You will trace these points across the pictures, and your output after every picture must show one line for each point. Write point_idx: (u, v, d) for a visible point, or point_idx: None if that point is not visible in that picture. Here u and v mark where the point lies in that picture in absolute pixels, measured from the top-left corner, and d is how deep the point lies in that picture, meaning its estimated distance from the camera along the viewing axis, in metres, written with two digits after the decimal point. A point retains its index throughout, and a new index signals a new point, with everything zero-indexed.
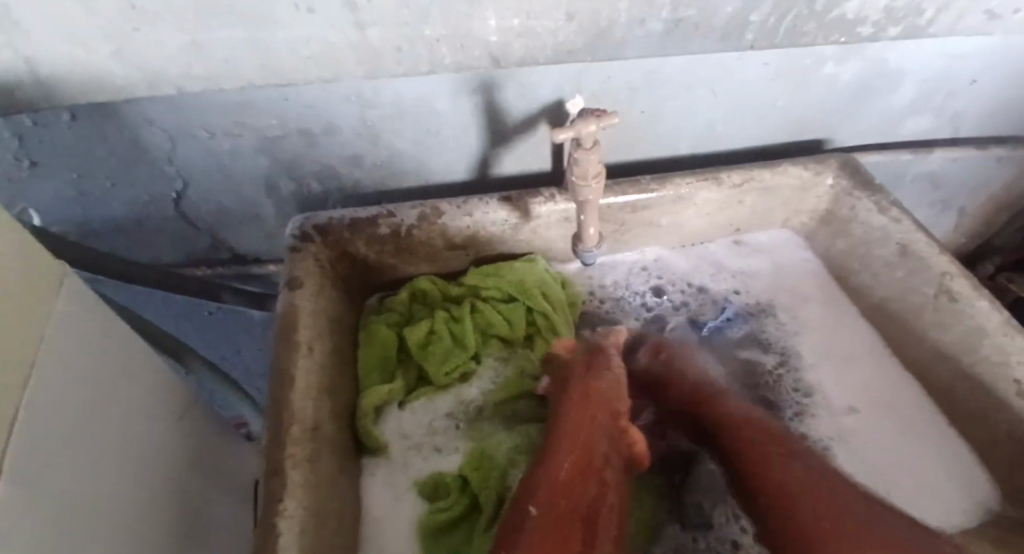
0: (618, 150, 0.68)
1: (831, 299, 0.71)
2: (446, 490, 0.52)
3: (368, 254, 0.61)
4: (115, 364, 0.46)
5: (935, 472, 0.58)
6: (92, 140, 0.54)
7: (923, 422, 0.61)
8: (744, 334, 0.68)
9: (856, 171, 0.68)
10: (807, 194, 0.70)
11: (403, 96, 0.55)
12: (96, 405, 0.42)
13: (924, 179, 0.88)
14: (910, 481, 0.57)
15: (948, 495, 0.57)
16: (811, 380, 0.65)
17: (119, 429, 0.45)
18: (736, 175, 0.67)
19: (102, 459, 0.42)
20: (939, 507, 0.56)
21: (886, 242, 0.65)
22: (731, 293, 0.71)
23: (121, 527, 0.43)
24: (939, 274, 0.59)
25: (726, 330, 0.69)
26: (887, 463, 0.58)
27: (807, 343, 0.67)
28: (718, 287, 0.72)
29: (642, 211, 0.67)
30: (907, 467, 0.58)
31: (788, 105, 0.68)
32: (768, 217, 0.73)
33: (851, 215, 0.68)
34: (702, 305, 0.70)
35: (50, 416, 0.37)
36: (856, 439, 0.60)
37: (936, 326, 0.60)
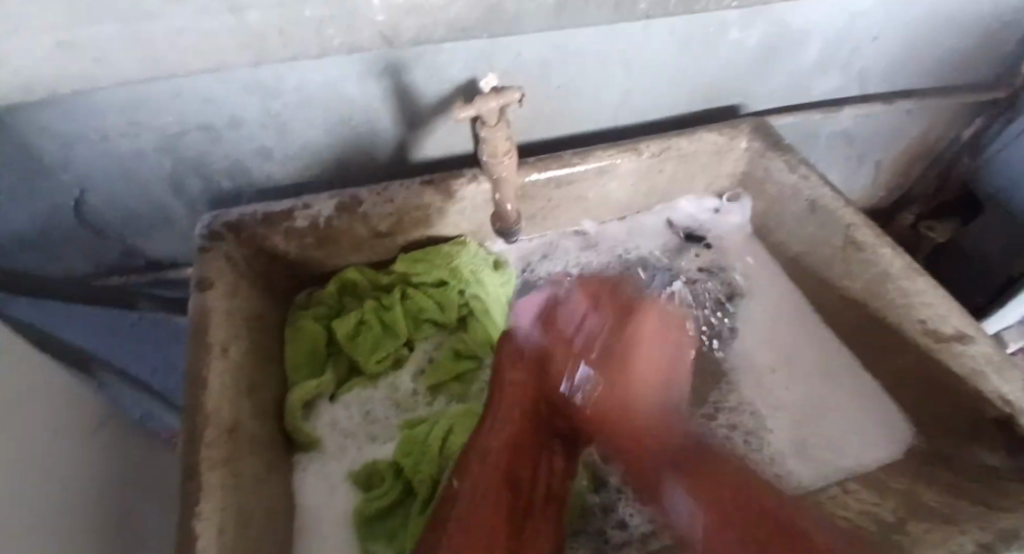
0: (536, 127, 0.68)
1: (756, 257, 0.74)
2: (380, 479, 0.52)
3: (288, 249, 0.60)
4: (9, 384, 0.44)
5: (849, 417, 0.62)
6: None
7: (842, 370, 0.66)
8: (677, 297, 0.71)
9: (767, 133, 0.70)
10: (724, 159, 0.71)
11: (306, 82, 0.53)
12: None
13: (838, 137, 0.92)
14: (825, 427, 0.62)
15: (861, 437, 0.61)
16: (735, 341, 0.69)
17: (22, 452, 0.43)
18: (655, 143, 0.68)
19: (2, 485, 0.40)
20: (851, 449, 0.60)
21: (796, 200, 0.67)
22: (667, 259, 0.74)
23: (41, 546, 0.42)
24: (846, 226, 0.62)
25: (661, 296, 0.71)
26: (804, 413, 0.63)
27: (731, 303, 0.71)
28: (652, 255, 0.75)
29: (565, 185, 0.68)
30: (824, 414, 0.63)
31: (699, 72, 0.69)
32: (690, 183, 0.74)
33: (765, 175, 0.70)
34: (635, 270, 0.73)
35: None
36: (774, 395, 0.65)
37: (845, 275, 0.63)
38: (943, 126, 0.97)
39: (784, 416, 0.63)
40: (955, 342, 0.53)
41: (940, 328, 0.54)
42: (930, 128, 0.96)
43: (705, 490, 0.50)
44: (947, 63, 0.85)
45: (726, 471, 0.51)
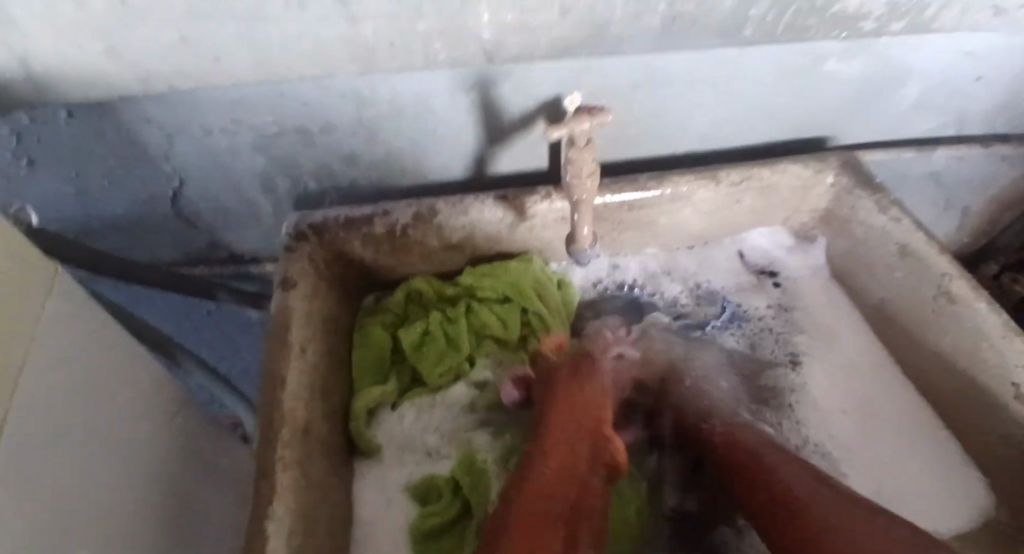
0: (616, 149, 0.67)
1: (831, 299, 0.70)
2: (437, 494, 0.51)
3: (363, 254, 0.61)
4: (104, 363, 0.45)
5: (932, 478, 0.58)
6: (88, 138, 0.54)
7: (921, 425, 0.61)
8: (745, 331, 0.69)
9: (857, 170, 0.67)
10: (808, 193, 0.69)
11: (399, 93, 0.54)
12: (86, 404, 0.42)
13: (926, 179, 0.87)
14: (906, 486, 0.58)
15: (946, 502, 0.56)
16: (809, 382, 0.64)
17: (110, 428, 0.45)
18: (736, 173, 0.67)
19: (90, 460, 0.42)
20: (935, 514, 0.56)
21: (886, 242, 0.64)
22: (734, 289, 0.72)
23: (117, 522, 0.43)
24: (942, 274, 0.58)
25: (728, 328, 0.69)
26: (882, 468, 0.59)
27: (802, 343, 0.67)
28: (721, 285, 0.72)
29: (640, 210, 0.66)
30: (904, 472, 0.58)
31: (789, 104, 0.67)
32: (768, 216, 0.72)
33: (852, 214, 0.67)
34: (705, 301, 0.71)
35: (39, 418, 0.37)
36: (850, 447, 0.60)
37: (938, 326, 0.59)
38: None
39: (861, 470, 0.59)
40: None
41: None
42: None
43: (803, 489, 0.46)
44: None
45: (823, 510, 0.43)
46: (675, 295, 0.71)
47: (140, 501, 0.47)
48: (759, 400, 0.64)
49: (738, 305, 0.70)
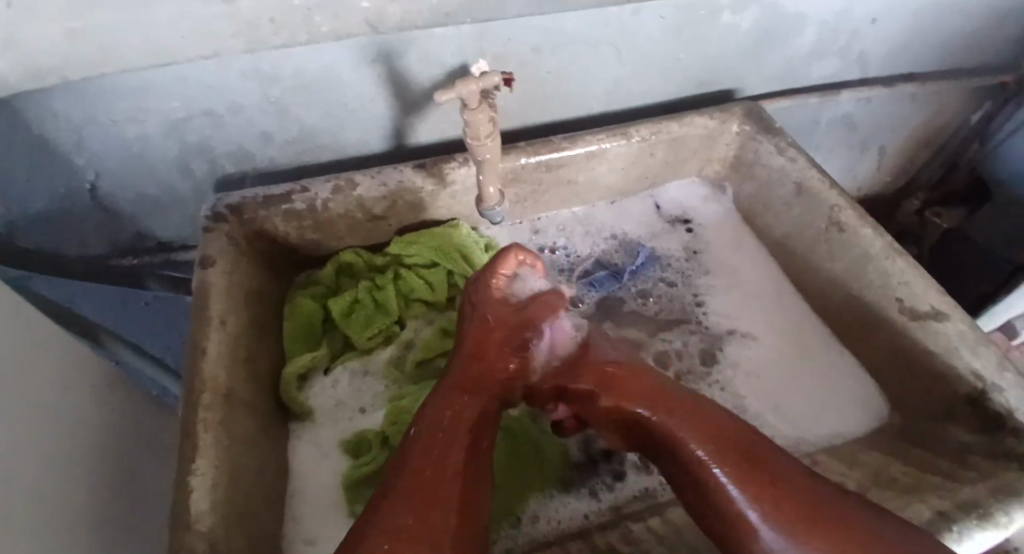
0: (529, 112, 0.70)
1: (742, 239, 0.73)
2: (369, 446, 0.55)
3: (286, 230, 0.63)
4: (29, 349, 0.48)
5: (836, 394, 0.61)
6: None
7: (823, 348, 0.64)
8: (660, 271, 0.71)
9: (758, 117, 0.71)
10: (716, 143, 0.72)
11: (303, 68, 0.56)
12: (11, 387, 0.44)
13: (837, 122, 0.91)
14: (814, 401, 0.60)
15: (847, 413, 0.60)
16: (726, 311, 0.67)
17: (39, 410, 0.47)
18: (645, 128, 0.70)
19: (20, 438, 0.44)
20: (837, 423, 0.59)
21: (785, 183, 0.68)
22: (648, 236, 0.74)
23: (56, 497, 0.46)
24: (831, 209, 0.63)
25: (643, 271, 0.71)
26: (793, 386, 0.61)
27: (717, 282, 0.70)
28: (637, 232, 0.75)
29: (556, 169, 0.69)
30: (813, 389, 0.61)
31: (692, 57, 0.70)
32: (682, 168, 0.76)
33: (755, 159, 0.71)
34: (623, 250, 0.73)
35: None
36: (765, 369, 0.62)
37: (829, 257, 0.63)
38: (950, 109, 0.96)
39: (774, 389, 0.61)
40: (933, 320, 0.53)
41: (919, 307, 0.54)
42: (934, 112, 0.96)
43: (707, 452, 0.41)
44: (949, 45, 0.84)
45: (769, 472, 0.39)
46: (596, 248, 0.73)
47: (78, 476, 0.49)
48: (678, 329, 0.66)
49: (654, 249, 0.73)
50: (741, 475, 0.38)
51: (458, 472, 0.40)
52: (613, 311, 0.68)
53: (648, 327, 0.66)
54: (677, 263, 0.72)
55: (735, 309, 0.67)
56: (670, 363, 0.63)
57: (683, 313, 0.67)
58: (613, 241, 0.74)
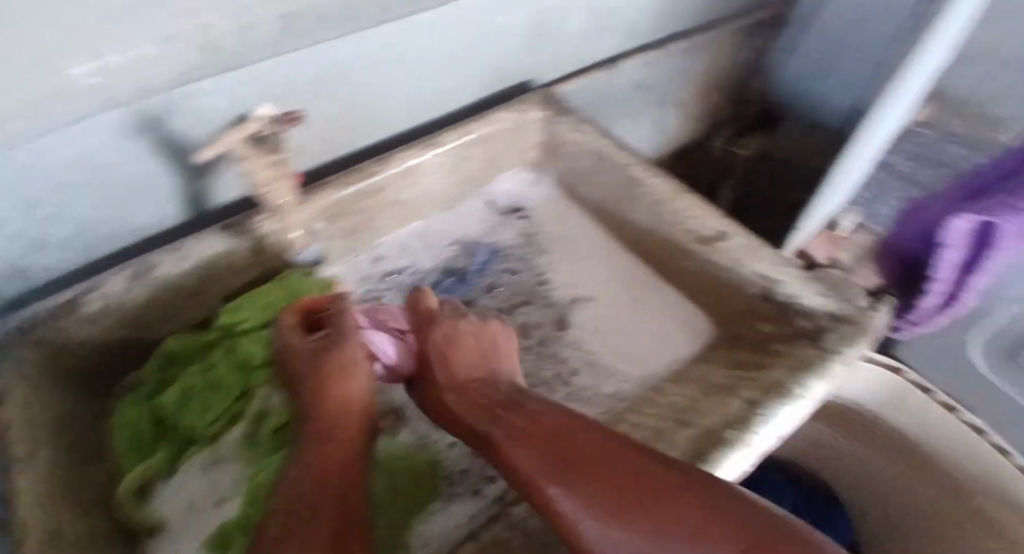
0: (331, 146, 0.69)
1: (570, 215, 0.75)
2: (229, 540, 0.50)
3: (88, 335, 0.57)
4: None
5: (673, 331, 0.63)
6: None
7: (655, 292, 0.67)
8: (501, 265, 0.69)
9: (549, 102, 0.75)
10: (523, 131, 0.74)
11: (60, 161, 0.50)
12: None
13: (633, 90, 0.99)
14: (656, 344, 0.62)
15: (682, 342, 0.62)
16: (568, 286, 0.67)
17: None
18: (453, 133, 0.69)
19: None
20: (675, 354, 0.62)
21: (584, 155, 0.73)
22: (481, 235, 0.72)
23: None
24: (624, 168, 0.68)
25: (483, 270, 0.69)
26: (636, 336, 0.63)
27: (554, 261, 0.70)
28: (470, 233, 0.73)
29: (375, 195, 0.66)
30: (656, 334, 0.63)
31: (477, 62, 0.74)
32: (499, 161, 0.75)
33: (557, 140, 0.75)
34: (459, 255, 0.70)
35: None
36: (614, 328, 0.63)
37: (633, 208, 0.68)
38: (722, 56, 1.08)
39: (621, 344, 0.62)
40: (716, 242, 0.61)
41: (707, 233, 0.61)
42: (709, 59, 1.06)
43: (610, 501, 0.36)
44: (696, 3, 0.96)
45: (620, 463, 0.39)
46: (432, 259, 0.70)
47: None
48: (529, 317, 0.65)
49: (491, 247, 0.71)
50: (603, 487, 0.37)
51: (340, 518, 0.39)
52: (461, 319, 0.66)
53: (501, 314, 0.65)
54: (513, 253, 0.71)
55: (578, 276, 0.68)
56: (529, 337, 0.63)
57: (533, 295, 0.67)
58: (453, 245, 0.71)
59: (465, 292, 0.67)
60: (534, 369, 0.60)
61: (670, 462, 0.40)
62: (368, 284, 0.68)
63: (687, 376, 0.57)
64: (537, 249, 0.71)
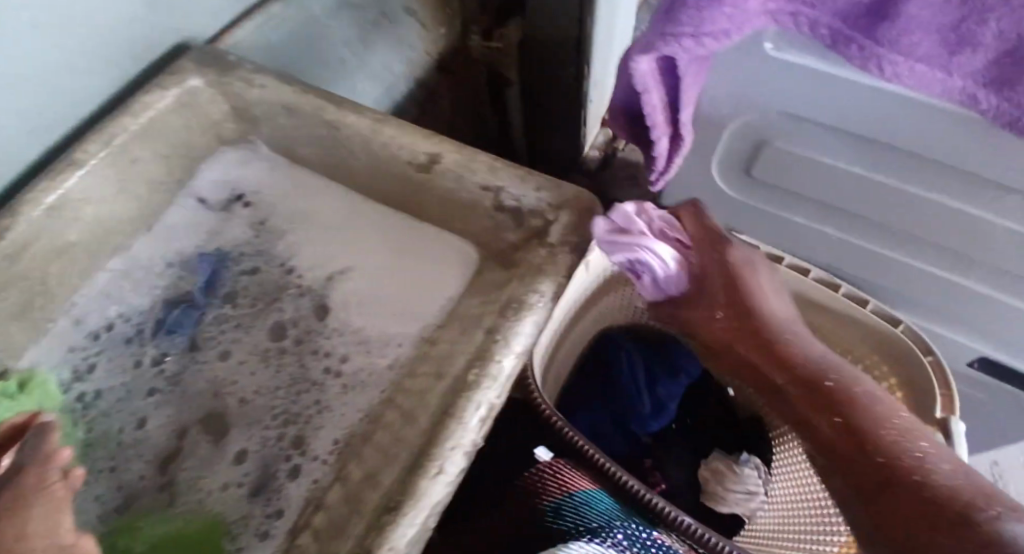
0: None
1: (296, 180, 0.64)
2: None
3: None
4: None
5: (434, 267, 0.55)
6: None
7: (408, 230, 0.58)
8: (234, 268, 0.59)
9: (208, 61, 0.61)
10: (198, 107, 0.61)
11: None
12: None
13: (338, 11, 0.84)
14: (418, 291, 0.54)
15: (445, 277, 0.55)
16: (310, 262, 0.58)
17: None
18: (103, 142, 0.55)
19: None
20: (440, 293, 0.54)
21: (275, 110, 0.60)
22: (199, 241, 0.61)
23: None
24: (319, 112, 0.58)
25: (213, 281, 0.59)
26: (393, 288, 0.55)
27: (293, 239, 0.60)
28: (186, 243, 0.61)
29: (26, 252, 0.52)
30: (414, 280, 0.55)
31: (97, 40, 0.57)
32: (185, 150, 0.63)
33: (243, 99, 0.61)
34: (180, 274, 0.59)
35: None
36: (370, 290, 0.55)
37: (351, 152, 0.59)
38: None
39: (380, 307, 0.54)
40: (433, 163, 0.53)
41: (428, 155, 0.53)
42: None
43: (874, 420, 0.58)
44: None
45: (860, 405, 0.59)
46: (153, 289, 0.58)
47: None
48: (273, 313, 0.56)
49: (217, 249, 0.61)
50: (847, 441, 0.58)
51: None
52: (199, 347, 0.55)
53: (246, 323, 0.56)
54: (242, 247, 0.60)
55: (322, 246, 0.58)
56: (285, 338, 0.54)
57: (281, 290, 0.57)
58: (170, 267, 0.60)
59: (200, 314, 0.57)
60: (293, 367, 0.52)
61: (837, 410, 0.59)
62: (76, 351, 0.55)
63: (457, 314, 0.50)
64: (268, 232, 0.61)
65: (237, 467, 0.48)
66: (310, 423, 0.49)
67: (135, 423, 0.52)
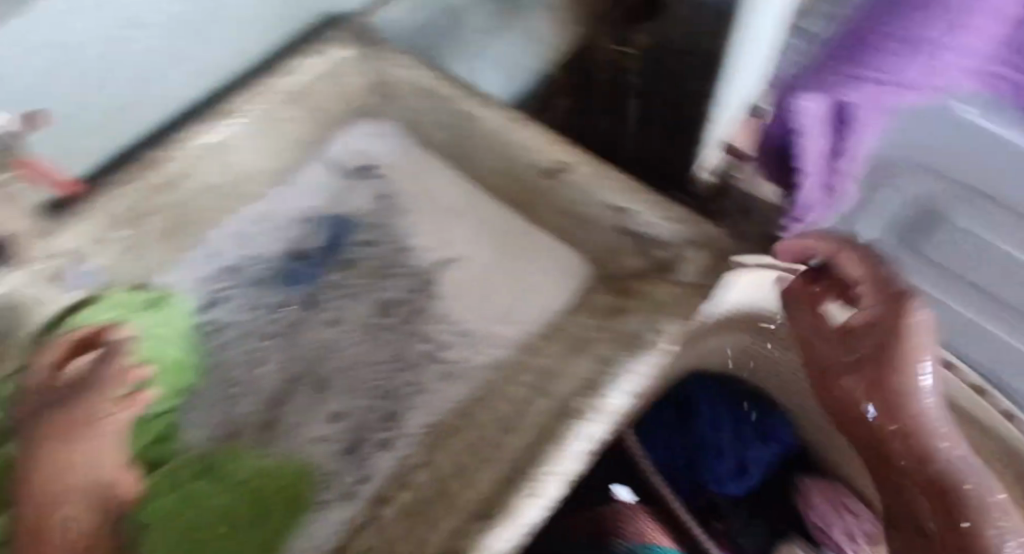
0: (104, 136, 0.55)
1: (423, 165, 0.67)
2: None
3: None
4: None
5: (542, 277, 0.57)
6: None
7: (524, 235, 0.60)
8: (354, 237, 0.63)
9: (362, 34, 0.63)
10: (343, 76, 0.63)
11: None
12: None
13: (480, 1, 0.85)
14: (524, 296, 0.56)
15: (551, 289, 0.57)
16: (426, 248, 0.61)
17: None
18: (253, 98, 0.58)
19: None
20: (547, 303, 0.56)
21: (415, 89, 0.63)
22: (325, 204, 0.65)
23: None
24: (448, 102, 0.61)
25: (335, 246, 0.63)
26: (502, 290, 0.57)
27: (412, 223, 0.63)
28: (313, 205, 0.65)
29: (170, 190, 0.55)
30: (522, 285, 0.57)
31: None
32: (325, 115, 0.65)
33: (384, 76, 0.64)
34: (303, 233, 0.63)
35: None
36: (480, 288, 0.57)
37: (484, 145, 0.61)
38: None
39: (486, 305, 0.56)
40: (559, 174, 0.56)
41: None
42: None
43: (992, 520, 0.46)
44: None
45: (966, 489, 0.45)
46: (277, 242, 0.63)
47: None
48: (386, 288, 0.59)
49: (340, 216, 0.64)
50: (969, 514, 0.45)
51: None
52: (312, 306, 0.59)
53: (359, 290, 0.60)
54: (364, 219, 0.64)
55: (444, 237, 0.61)
56: (389, 315, 0.58)
57: (392, 266, 0.60)
58: (297, 223, 0.64)
59: (315, 274, 0.61)
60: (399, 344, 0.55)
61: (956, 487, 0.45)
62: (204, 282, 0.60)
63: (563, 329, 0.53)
64: (390, 209, 0.64)
65: (330, 425, 0.51)
66: (404, 400, 0.52)
67: (113, 232, 0.52)
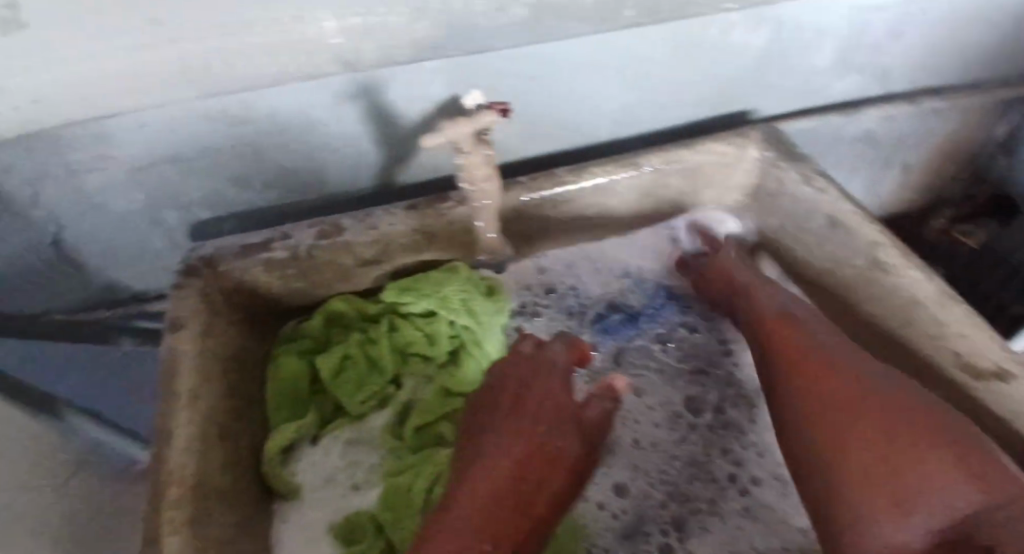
0: (532, 143, 0.63)
1: (769, 283, 0.69)
2: (362, 532, 0.51)
3: (269, 281, 0.57)
4: None
5: None
6: None
7: None
8: (679, 322, 0.67)
9: (780, 142, 0.64)
10: (734, 170, 0.65)
11: (278, 109, 0.49)
12: None
13: (859, 141, 0.83)
14: None
15: None
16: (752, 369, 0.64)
17: None
18: (657, 158, 0.62)
19: None
20: None
21: (815, 216, 0.61)
22: (665, 276, 0.70)
23: None
24: (867, 245, 0.57)
25: (659, 320, 0.67)
26: None
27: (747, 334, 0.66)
28: (654, 271, 0.70)
29: (560, 206, 0.62)
30: None
31: (706, 80, 0.64)
32: (696, 196, 0.68)
33: (779, 188, 0.64)
34: (636, 292, 0.69)
35: None
36: None
37: (870, 298, 0.58)
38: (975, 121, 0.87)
39: None
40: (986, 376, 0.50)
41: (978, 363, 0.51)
42: (964, 125, 0.87)
43: None
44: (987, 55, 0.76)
45: None
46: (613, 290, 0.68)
47: None
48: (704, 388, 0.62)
49: (668, 292, 0.69)
50: None
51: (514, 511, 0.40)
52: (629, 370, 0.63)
53: (675, 373, 0.63)
54: (691, 309, 0.68)
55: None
56: (698, 417, 0.60)
57: (712, 366, 0.64)
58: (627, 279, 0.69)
59: (635, 334, 0.66)
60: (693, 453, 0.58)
61: None
62: (539, 295, 0.66)
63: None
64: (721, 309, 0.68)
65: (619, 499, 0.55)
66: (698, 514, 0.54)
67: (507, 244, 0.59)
